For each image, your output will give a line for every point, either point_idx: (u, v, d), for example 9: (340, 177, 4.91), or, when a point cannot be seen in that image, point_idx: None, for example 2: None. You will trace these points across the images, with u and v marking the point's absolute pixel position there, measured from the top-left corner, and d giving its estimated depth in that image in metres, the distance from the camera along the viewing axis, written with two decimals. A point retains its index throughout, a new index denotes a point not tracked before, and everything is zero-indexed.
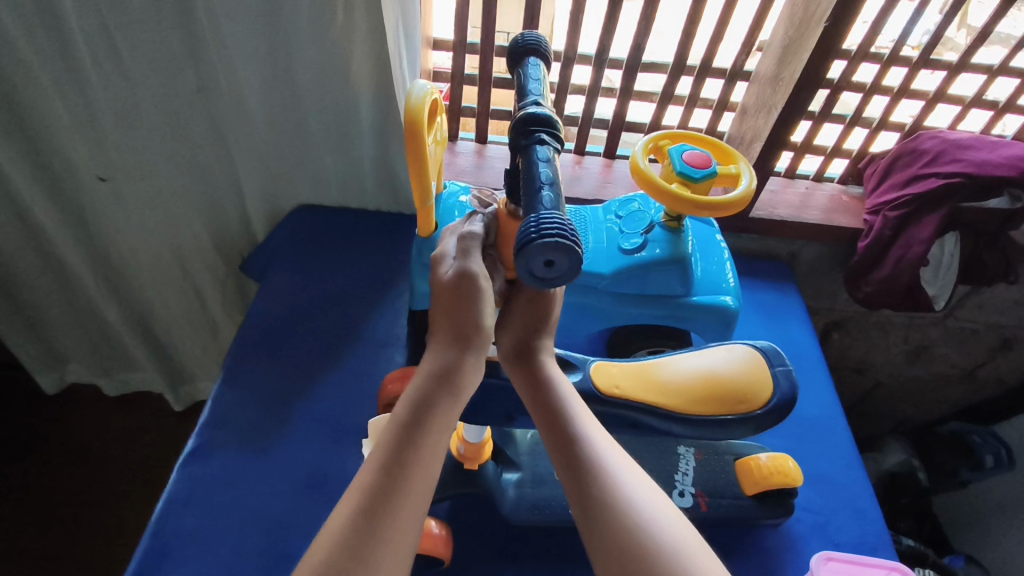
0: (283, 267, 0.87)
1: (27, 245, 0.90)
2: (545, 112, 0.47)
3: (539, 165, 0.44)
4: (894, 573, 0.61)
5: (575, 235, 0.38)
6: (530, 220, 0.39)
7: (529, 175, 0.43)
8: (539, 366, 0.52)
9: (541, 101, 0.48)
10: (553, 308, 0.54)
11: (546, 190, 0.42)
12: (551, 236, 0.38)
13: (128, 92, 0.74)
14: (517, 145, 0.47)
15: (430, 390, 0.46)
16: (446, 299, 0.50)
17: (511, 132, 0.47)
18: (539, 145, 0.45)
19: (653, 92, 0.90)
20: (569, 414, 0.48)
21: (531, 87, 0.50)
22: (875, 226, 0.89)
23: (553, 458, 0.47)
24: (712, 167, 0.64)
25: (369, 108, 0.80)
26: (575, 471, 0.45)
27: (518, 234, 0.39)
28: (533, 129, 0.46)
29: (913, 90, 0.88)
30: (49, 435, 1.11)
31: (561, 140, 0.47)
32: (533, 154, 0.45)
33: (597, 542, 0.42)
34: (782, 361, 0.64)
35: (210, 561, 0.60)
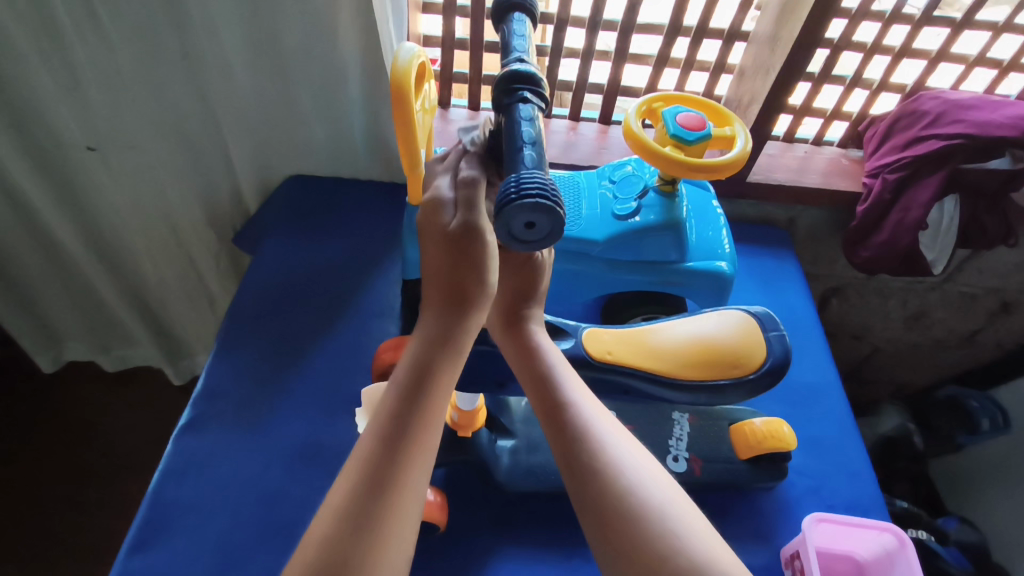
0: (276, 238, 0.86)
1: (16, 221, 0.89)
2: (529, 69, 0.45)
3: (522, 124, 0.43)
4: (885, 533, 0.61)
5: (557, 196, 0.38)
6: (511, 180, 0.38)
7: (511, 136, 0.43)
8: (528, 335, 0.53)
9: (524, 57, 0.47)
10: (540, 279, 0.56)
11: (528, 150, 0.41)
12: (532, 197, 0.37)
13: (111, 60, 0.72)
14: (501, 104, 0.45)
15: (424, 351, 0.45)
16: (447, 256, 0.49)
17: (494, 90, 0.46)
18: (523, 104, 0.44)
19: (649, 55, 0.88)
20: (560, 384, 0.49)
21: (516, 44, 0.48)
22: (874, 189, 0.88)
23: (545, 428, 0.47)
24: (706, 129, 0.63)
25: (358, 74, 0.78)
26: (566, 439, 0.45)
27: (499, 195, 0.39)
28: (516, 87, 0.45)
29: (916, 49, 0.86)
30: (51, 411, 1.13)
31: (545, 99, 0.46)
32: (516, 113, 0.44)
33: (587, 509, 0.42)
34: (777, 327, 0.64)
35: (208, 530, 0.61)
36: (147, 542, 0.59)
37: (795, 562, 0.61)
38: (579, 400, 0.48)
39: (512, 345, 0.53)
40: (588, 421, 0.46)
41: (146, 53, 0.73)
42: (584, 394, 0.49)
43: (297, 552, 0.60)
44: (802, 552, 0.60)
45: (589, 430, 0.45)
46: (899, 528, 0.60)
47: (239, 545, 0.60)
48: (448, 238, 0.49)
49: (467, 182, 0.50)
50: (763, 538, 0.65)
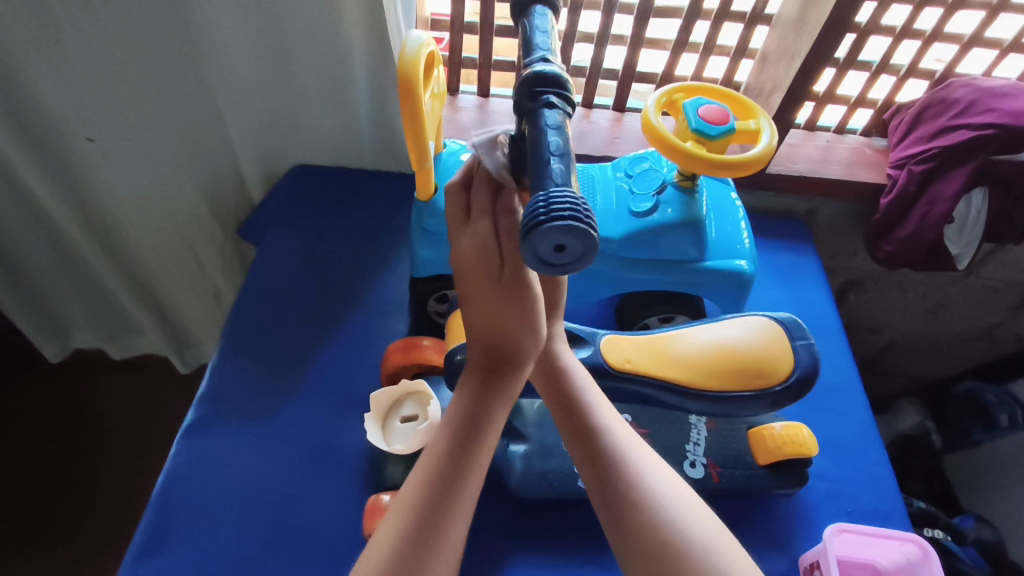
0: (281, 230, 0.84)
1: (16, 212, 0.87)
2: (554, 70, 0.39)
3: (547, 132, 0.37)
4: (909, 543, 0.60)
5: (590, 217, 0.32)
6: (538, 196, 0.33)
7: (535, 145, 0.37)
8: (551, 343, 0.51)
9: (549, 57, 0.40)
10: (559, 294, 0.52)
11: (556, 163, 0.35)
12: (563, 219, 0.32)
13: (107, 49, 0.69)
14: (524, 109, 0.39)
15: (463, 415, 0.45)
16: (491, 309, 0.45)
17: (515, 94, 0.40)
18: (547, 109, 0.38)
19: (666, 40, 0.85)
20: (590, 408, 0.48)
21: (538, 41, 0.42)
22: (899, 181, 0.85)
23: (576, 458, 0.47)
24: (730, 123, 0.60)
25: (364, 61, 0.75)
26: (601, 473, 0.45)
27: (524, 215, 0.33)
28: (540, 90, 0.39)
29: (947, 33, 0.82)
30: (55, 401, 1.12)
31: (572, 104, 0.40)
32: (540, 120, 0.38)
33: (626, 545, 0.43)
34: (804, 335, 0.62)
35: (215, 536, 0.59)
36: (153, 547, 0.58)
37: (815, 572, 0.59)
38: (608, 425, 0.47)
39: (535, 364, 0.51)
40: (620, 450, 0.46)
41: (143, 38, 0.70)
42: (613, 418, 0.48)
43: (305, 557, 0.59)
44: (823, 561, 0.58)
45: (623, 460, 0.45)
46: (922, 538, 0.60)
47: (246, 551, 0.59)
48: (499, 290, 0.44)
49: (514, 229, 0.44)
50: (781, 545, 0.63)
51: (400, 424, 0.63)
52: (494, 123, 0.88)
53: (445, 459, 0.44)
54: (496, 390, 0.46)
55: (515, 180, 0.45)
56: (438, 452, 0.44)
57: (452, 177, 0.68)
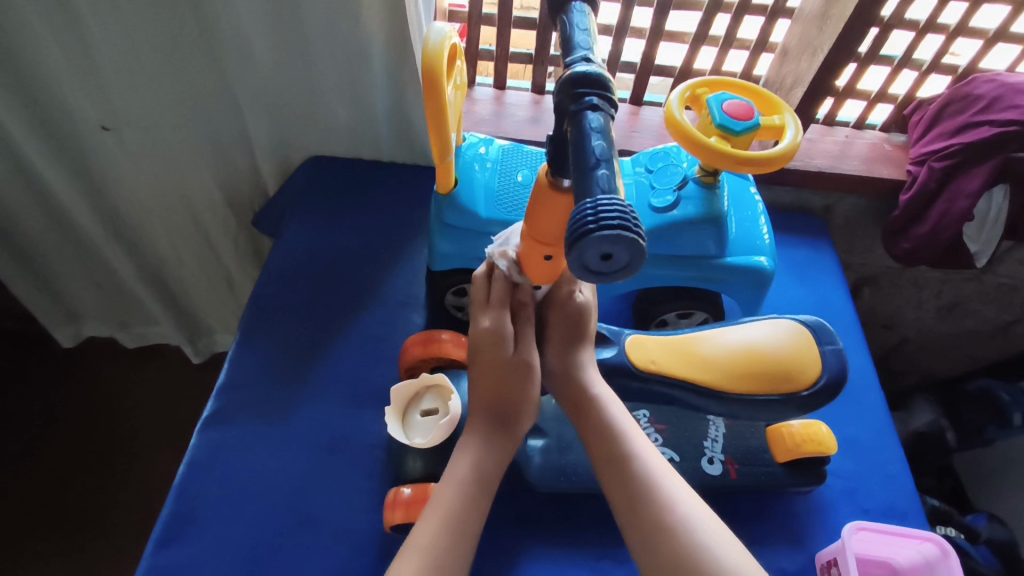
0: (297, 222, 0.84)
1: (32, 200, 0.87)
2: (597, 71, 0.38)
3: (591, 134, 0.36)
4: (927, 543, 0.59)
5: (639, 225, 0.31)
6: (586, 202, 0.32)
7: (579, 148, 0.36)
8: (583, 382, 0.53)
9: (591, 57, 0.39)
10: (588, 324, 0.56)
11: (602, 168, 0.34)
12: (613, 227, 0.31)
13: (126, 39, 0.69)
14: (565, 111, 0.38)
15: (473, 462, 0.50)
16: (498, 378, 0.53)
17: (557, 94, 0.39)
18: (590, 111, 0.37)
19: (686, 32, 0.84)
20: (621, 433, 0.49)
21: (578, 39, 0.41)
22: (919, 177, 0.84)
23: (606, 484, 0.48)
24: (755, 118, 0.59)
25: (381, 52, 0.74)
26: (631, 496, 0.46)
27: (571, 220, 0.32)
28: (582, 91, 0.38)
29: (972, 28, 0.81)
30: (69, 388, 1.12)
31: (615, 105, 0.39)
32: (583, 122, 0.37)
33: (657, 566, 0.43)
34: (832, 339, 0.61)
35: (236, 525, 0.60)
36: (175, 535, 0.59)
37: (833, 569, 0.59)
38: (640, 452, 0.48)
39: (563, 399, 0.54)
40: (651, 472, 0.47)
41: (161, 29, 0.69)
42: (643, 442, 0.49)
43: (324, 548, 0.60)
44: (842, 559, 0.58)
45: (654, 481, 0.46)
46: (942, 536, 0.59)
47: (267, 541, 0.59)
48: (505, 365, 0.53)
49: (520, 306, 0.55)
50: (798, 541, 0.64)
51: (419, 418, 0.63)
52: (511, 115, 0.88)
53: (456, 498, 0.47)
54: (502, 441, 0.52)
55: (549, 184, 0.44)
56: (450, 488, 0.48)
57: (471, 170, 0.68)
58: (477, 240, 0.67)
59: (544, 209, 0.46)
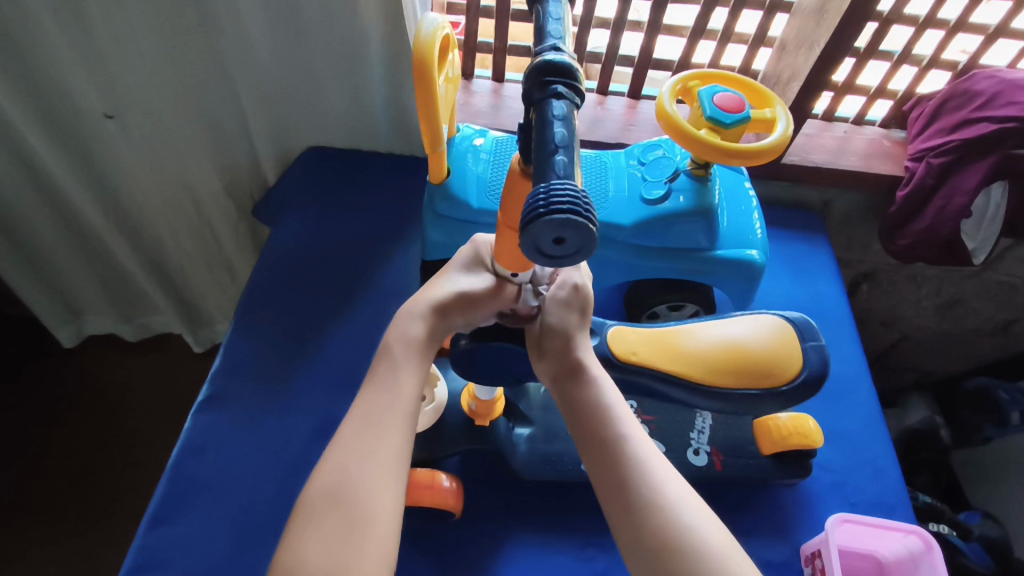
0: (295, 211, 0.85)
1: (35, 189, 0.88)
2: (565, 59, 0.38)
3: (553, 123, 0.36)
4: (911, 535, 0.60)
5: (590, 209, 0.31)
6: (539, 188, 0.32)
7: (540, 136, 0.36)
8: (573, 356, 0.51)
9: (560, 46, 0.39)
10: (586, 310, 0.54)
11: (560, 155, 0.34)
12: (563, 211, 0.31)
13: (126, 28, 0.70)
14: (532, 100, 0.39)
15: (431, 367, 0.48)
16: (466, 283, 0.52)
17: (524, 83, 0.39)
18: (555, 100, 0.37)
19: (684, 26, 0.84)
20: (612, 414, 0.48)
21: (551, 29, 0.41)
22: (917, 174, 0.83)
23: (593, 467, 0.47)
24: (746, 111, 0.59)
25: (379, 43, 0.75)
26: (620, 479, 0.45)
27: (524, 207, 0.32)
28: (549, 80, 0.38)
29: (972, 24, 0.80)
30: (72, 376, 1.14)
31: (581, 94, 0.39)
32: (547, 110, 0.37)
33: (643, 545, 0.42)
34: (815, 336, 0.62)
35: (226, 508, 0.61)
36: (167, 516, 0.60)
37: (817, 561, 0.60)
38: (631, 432, 0.47)
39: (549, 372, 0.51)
40: (641, 454, 0.46)
41: (162, 19, 0.70)
42: (632, 424, 0.48)
43: None
44: (825, 550, 0.59)
45: (645, 464, 0.45)
46: (926, 530, 0.59)
47: (257, 523, 0.60)
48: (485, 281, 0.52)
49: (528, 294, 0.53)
50: (783, 533, 0.64)
51: None
52: (508, 108, 0.88)
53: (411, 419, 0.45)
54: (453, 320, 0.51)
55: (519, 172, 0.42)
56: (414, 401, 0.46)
57: (464, 162, 0.68)
58: (469, 230, 0.67)
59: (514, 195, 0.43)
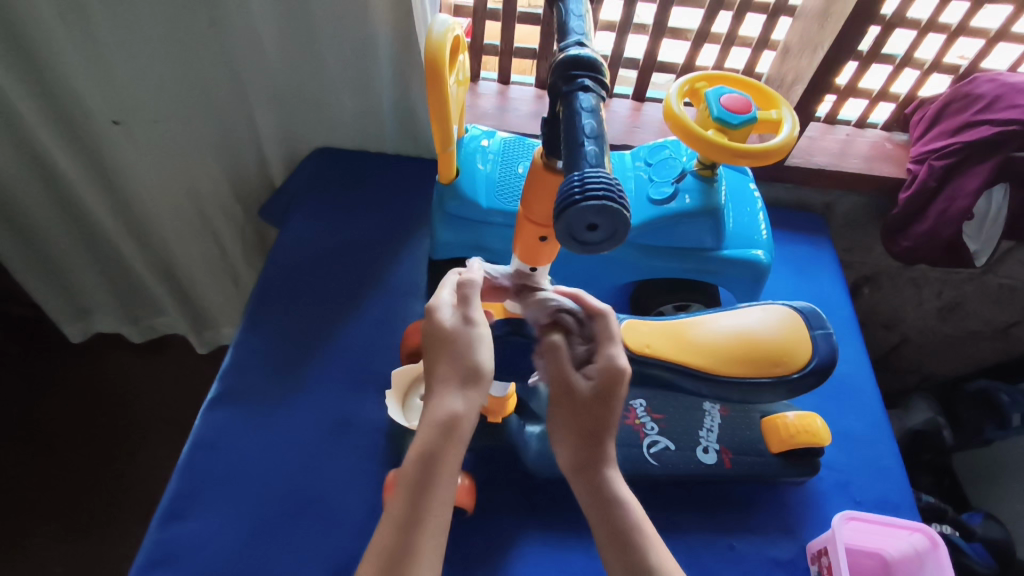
0: (303, 211, 0.85)
1: (43, 189, 0.88)
2: (589, 53, 0.39)
3: (581, 114, 0.37)
4: (917, 533, 0.60)
5: (624, 196, 0.32)
6: (573, 175, 0.33)
7: (570, 128, 0.36)
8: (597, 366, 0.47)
9: (585, 41, 0.40)
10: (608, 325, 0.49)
11: (590, 145, 0.35)
12: (598, 198, 0.31)
13: (136, 30, 0.70)
14: (558, 92, 0.39)
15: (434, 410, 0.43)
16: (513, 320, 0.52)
17: (550, 76, 0.40)
18: (582, 92, 0.38)
19: (688, 29, 0.85)
20: (606, 471, 0.46)
21: (573, 25, 0.41)
22: (919, 175, 0.84)
23: (604, 551, 0.44)
24: (752, 112, 0.60)
25: (388, 44, 0.76)
26: (619, 546, 0.43)
27: (558, 193, 0.33)
28: (575, 73, 0.39)
29: (973, 28, 0.81)
30: (76, 376, 1.14)
31: (607, 88, 0.40)
32: (575, 103, 0.37)
33: None
34: (822, 324, 0.63)
35: (239, 504, 0.61)
36: (177, 513, 0.60)
37: (823, 558, 0.60)
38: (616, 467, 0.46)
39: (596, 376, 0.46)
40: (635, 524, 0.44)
41: (173, 20, 0.71)
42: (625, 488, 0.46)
43: (322, 529, 0.61)
44: (831, 547, 0.59)
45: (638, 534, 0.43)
46: (931, 528, 0.60)
47: (268, 520, 0.61)
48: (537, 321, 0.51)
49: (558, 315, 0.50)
50: (790, 531, 0.64)
51: (418, 402, 0.64)
52: (514, 109, 0.89)
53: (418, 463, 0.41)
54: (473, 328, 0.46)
55: (544, 166, 0.43)
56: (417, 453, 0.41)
57: (473, 162, 0.69)
58: (477, 229, 0.68)
59: (541, 187, 0.44)
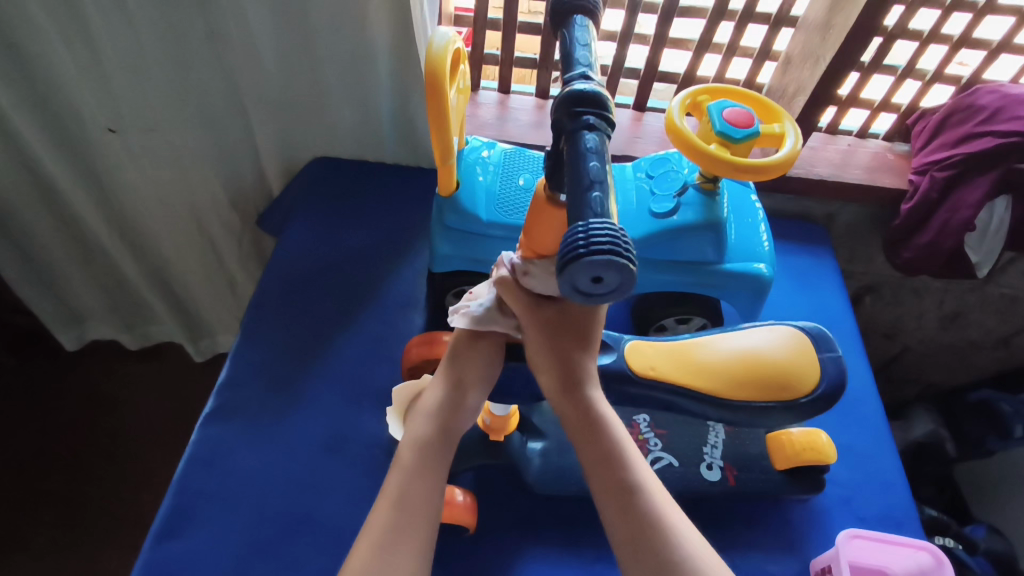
0: (300, 221, 0.84)
1: (38, 197, 0.88)
2: (594, 89, 0.39)
3: (586, 157, 0.36)
4: (921, 552, 0.60)
5: (629, 250, 0.32)
6: (577, 226, 0.33)
7: (574, 170, 0.36)
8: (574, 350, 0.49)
9: (590, 74, 0.40)
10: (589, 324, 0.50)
11: (595, 192, 0.35)
12: (604, 252, 0.31)
13: (133, 39, 0.70)
14: (562, 128, 0.39)
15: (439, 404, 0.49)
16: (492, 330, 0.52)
17: (554, 111, 0.39)
18: (587, 132, 0.37)
19: (690, 40, 0.84)
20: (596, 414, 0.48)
21: (578, 55, 0.41)
22: (920, 187, 0.84)
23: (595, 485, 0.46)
24: (755, 127, 0.60)
25: (387, 54, 0.75)
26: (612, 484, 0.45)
27: (563, 243, 0.32)
28: (580, 109, 0.38)
29: (975, 39, 0.81)
30: (73, 384, 1.13)
31: (611, 124, 0.39)
32: (579, 143, 0.37)
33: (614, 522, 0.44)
34: (831, 347, 0.63)
35: (234, 521, 0.60)
36: (172, 530, 0.59)
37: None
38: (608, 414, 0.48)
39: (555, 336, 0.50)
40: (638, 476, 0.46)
41: (170, 29, 0.70)
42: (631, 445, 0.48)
43: (319, 547, 0.60)
44: (836, 566, 0.59)
45: (641, 487, 0.45)
46: (935, 546, 0.60)
47: (264, 538, 0.60)
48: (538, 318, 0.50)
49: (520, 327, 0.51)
50: (793, 548, 0.64)
51: None
52: (514, 119, 0.89)
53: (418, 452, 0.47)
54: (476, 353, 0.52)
55: (545, 198, 0.46)
56: (417, 441, 0.47)
57: (473, 174, 0.68)
58: (477, 243, 0.67)
59: (540, 218, 0.46)
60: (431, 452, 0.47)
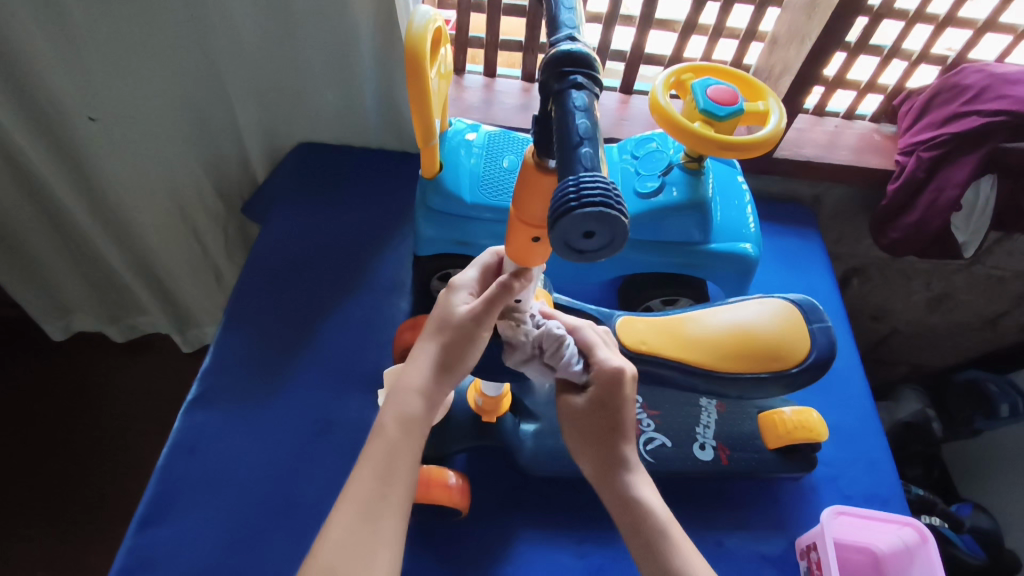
0: (284, 207, 0.84)
1: (16, 187, 0.86)
2: (581, 48, 0.37)
3: (575, 114, 0.35)
4: (905, 528, 0.60)
5: (622, 200, 0.30)
6: (568, 179, 0.31)
7: (563, 128, 0.34)
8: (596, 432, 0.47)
9: (576, 35, 0.38)
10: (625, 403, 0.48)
11: (585, 146, 0.33)
12: (595, 202, 0.29)
13: (110, 25, 0.69)
14: (549, 91, 0.37)
15: (426, 388, 0.45)
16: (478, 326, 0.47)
17: (540, 74, 0.37)
18: (574, 90, 0.36)
19: (676, 21, 0.83)
20: (629, 477, 0.47)
21: (564, 18, 0.40)
22: (907, 166, 0.84)
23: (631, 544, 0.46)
24: (739, 104, 0.59)
25: (369, 37, 0.74)
26: (648, 547, 0.45)
27: (552, 199, 0.31)
28: (568, 70, 0.37)
29: (961, 18, 0.81)
30: (58, 377, 1.12)
31: (600, 85, 0.37)
32: (567, 101, 0.35)
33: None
34: (820, 318, 0.63)
35: (218, 507, 0.60)
36: (155, 517, 0.59)
37: (812, 554, 0.60)
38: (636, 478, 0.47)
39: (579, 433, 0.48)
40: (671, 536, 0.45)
41: (146, 15, 0.69)
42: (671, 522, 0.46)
43: (305, 532, 0.60)
44: (820, 543, 0.59)
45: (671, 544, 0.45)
46: (920, 522, 0.59)
47: (249, 524, 0.60)
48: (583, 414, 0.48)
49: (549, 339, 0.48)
50: (779, 526, 0.64)
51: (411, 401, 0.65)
52: (500, 102, 0.88)
53: (403, 432, 0.44)
54: (467, 335, 0.46)
55: (535, 164, 0.40)
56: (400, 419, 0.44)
57: (457, 156, 0.68)
58: (462, 225, 0.67)
59: (530, 188, 0.40)
60: (419, 431, 0.44)
